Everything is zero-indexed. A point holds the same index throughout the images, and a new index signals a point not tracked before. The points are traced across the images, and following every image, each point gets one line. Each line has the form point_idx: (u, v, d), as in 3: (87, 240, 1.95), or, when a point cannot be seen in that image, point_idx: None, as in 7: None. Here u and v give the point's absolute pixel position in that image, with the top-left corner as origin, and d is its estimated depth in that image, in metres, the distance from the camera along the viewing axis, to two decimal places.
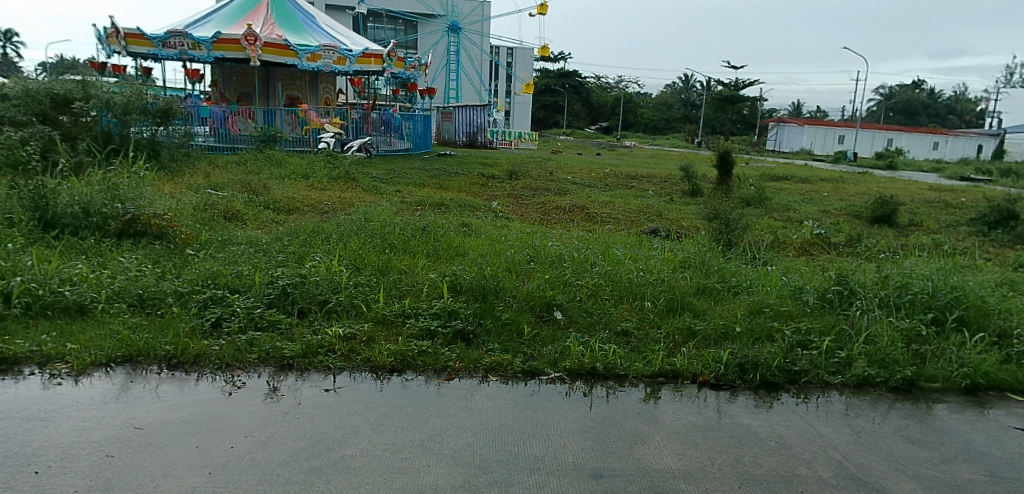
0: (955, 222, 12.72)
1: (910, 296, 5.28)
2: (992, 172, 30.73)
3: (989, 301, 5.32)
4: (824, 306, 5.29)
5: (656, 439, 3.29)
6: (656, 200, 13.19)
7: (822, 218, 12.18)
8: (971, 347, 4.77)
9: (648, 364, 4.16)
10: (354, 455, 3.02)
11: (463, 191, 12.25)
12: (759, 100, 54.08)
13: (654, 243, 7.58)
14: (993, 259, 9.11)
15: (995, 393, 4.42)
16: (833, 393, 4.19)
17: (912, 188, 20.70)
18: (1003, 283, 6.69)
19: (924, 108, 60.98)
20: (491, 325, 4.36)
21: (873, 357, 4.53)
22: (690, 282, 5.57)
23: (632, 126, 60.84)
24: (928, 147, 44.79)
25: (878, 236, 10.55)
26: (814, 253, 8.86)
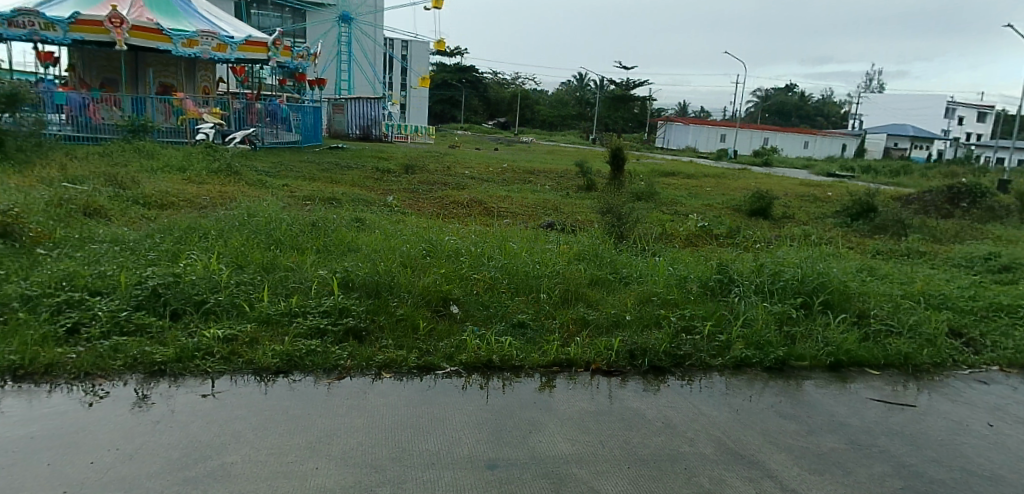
0: (823, 214, 13.77)
1: (782, 282, 5.66)
2: (854, 169, 33.51)
3: (850, 285, 5.79)
4: (706, 293, 5.58)
5: (551, 426, 3.33)
6: (552, 194, 13.43)
7: (706, 211, 12.84)
8: (836, 327, 5.18)
9: (544, 353, 4.21)
10: (233, 462, 2.87)
11: (355, 185, 11.95)
12: (649, 99, 56.24)
13: (549, 236, 7.71)
14: (856, 248, 9.93)
15: (855, 368, 4.83)
16: (714, 374, 4.41)
17: (786, 183, 22.23)
18: (863, 270, 7.29)
19: (796, 109, 65.58)
20: (384, 321, 4.27)
21: (749, 340, 4.83)
22: (585, 274, 5.69)
23: (528, 122, 61.63)
24: (800, 146, 48.14)
25: (755, 227, 11.25)
26: (699, 244, 9.30)
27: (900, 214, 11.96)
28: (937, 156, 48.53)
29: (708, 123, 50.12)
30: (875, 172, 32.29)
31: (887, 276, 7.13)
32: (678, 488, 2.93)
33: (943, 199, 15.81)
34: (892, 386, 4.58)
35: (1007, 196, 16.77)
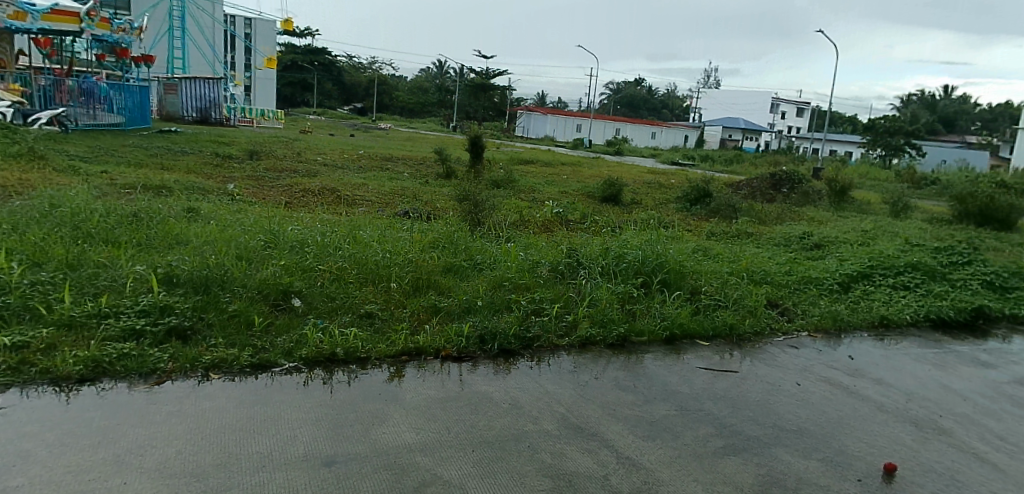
0: (667, 200, 14.71)
1: (626, 264, 5.96)
2: (695, 158, 36.05)
3: (685, 264, 6.23)
4: (556, 277, 5.75)
5: (395, 417, 3.29)
6: (410, 182, 13.26)
7: (561, 198, 13.26)
8: (672, 303, 5.55)
9: (392, 343, 4.15)
10: (20, 486, 2.55)
11: (191, 172, 11.10)
12: (507, 88, 57.10)
13: (403, 224, 7.60)
14: (694, 231, 10.69)
15: (687, 340, 5.21)
16: (561, 354, 4.57)
17: (636, 171, 23.50)
18: (699, 250, 7.87)
19: (644, 102, 69.35)
20: (214, 319, 3.99)
21: (594, 318, 5.05)
22: (438, 261, 5.66)
23: (385, 108, 60.36)
24: (648, 136, 50.93)
25: (606, 213, 11.78)
26: (553, 230, 9.57)
27: (732, 199, 13.03)
28: (764, 146, 53.36)
29: (562, 113, 51.70)
30: (712, 161, 34.93)
31: (719, 255, 7.74)
32: (521, 466, 3.00)
33: (768, 185, 17.44)
34: (720, 355, 4.98)
35: (819, 183, 18.83)
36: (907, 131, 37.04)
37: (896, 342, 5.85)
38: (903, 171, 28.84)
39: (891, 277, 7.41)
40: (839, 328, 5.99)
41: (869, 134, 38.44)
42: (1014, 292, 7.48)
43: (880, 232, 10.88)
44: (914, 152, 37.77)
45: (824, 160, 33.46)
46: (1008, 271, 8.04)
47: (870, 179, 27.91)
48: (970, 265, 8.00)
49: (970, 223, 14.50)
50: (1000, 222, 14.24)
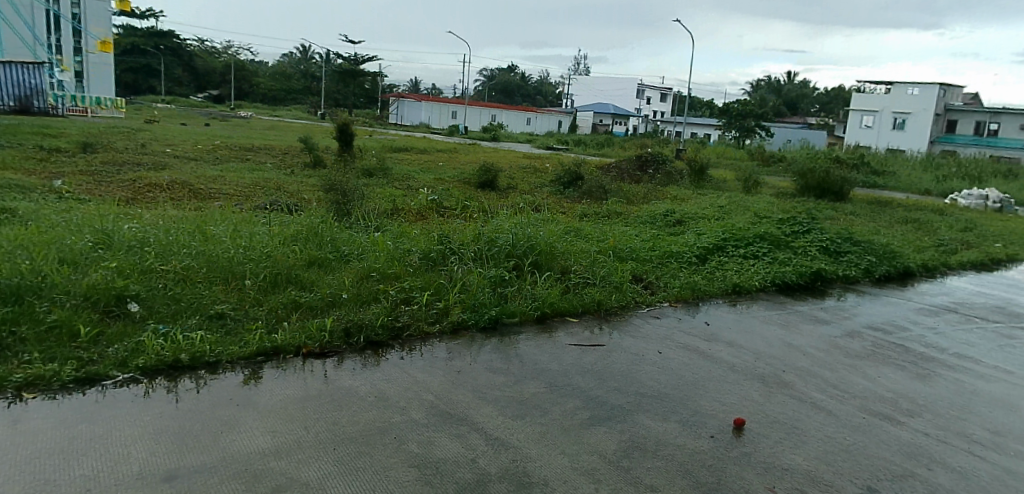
0: (541, 183, 14.97)
1: (497, 248, 5.98)
2: (569, 142, 36.96)
3: (555, 246, 6.34)
4: (427, 264, 5.67)
5: (248, 422, 3.10)
6: (273, 173, 12.60)
7: (435, 185, 13.11)
8: (542, 284, 5.65)
9: (246, 344, 3.91)
10: None
11: (13, 169, 9.90)
12: (377, 74, 55.70)
13: (263, 217, 7.19)
14: (567, 212, 10.94)
15: (558, 318, 5.33)
16: (432, 341, 4.51)
17: (512, 157, 23.75)
18: (570, 231, 8.06)
19: (518, 88, 70.10)
20: (30, 332, 3.58)
21: (466, 303, 5.03)
22: (301, 255, 5.40)
23: (245, 95, 57.00)
24: (523, 122, 51.56)
25: (481, 198, 11.79)
26: (427, 217, 9.46)
27: (601, 181, 13.47)
28: (630, 130, 55.70)
29: (434, 98, 51.22)
30: (583, 145, 35.96)
31: (589, 235, 7.97)
32: (387, 458, 2.93)
33: (634, 167, 18.21)
34: (588, 330, 5.14)
35: (681, 163, 19.92)
36: (756, 114, 39.97)
37: (748, 306, 6.30)
38: (755, 150, 31.12)
39: (742, 248, 7.97)
40: (697, 298, 6.36)
41: (724, 117, 41.14)
42: (846, 256, 8.29)
43: (734, 207, 11.66)
44: (763, 133, 40.88)
45: (685, 142, 35.42)
46: (841, 236, 8.89)
47: (728, 159, 29.90)
48: (809, 234, 8.77)
49: (811, 195, 15.91)
50: (835, 194, 15.74)
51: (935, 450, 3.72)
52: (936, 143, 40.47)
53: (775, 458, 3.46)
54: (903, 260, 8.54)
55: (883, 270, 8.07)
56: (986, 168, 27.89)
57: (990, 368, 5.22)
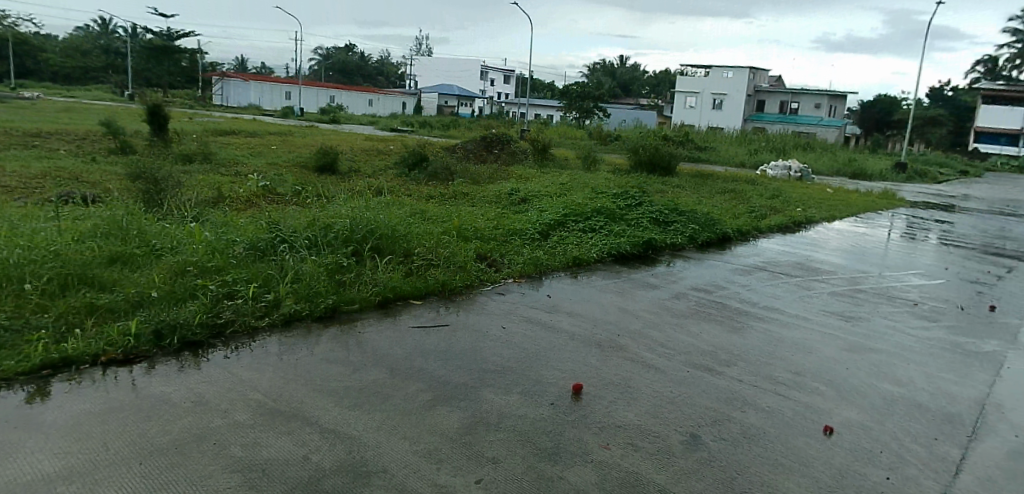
0: (384, 166, 14.60)
1: (333, 233, 5.70)
2: (413, 124, 36.44)
3: (396, 228, 6.16)
4: (255, 255, 5.28)
5: (28, 445, 2.71)
6: (71, 161, 11.18)
7: (267, 170, 12.33)
8: (382, 269, 5.47)
9: (28, 358, 3.42)
10: None
11: None
12: (197, 53, 51.36)
13: (55, 212, 6.34)
14: (411, 194, 10.75)
15: (401, 302, 5.18)
16: (261, 336, 4.20)
17: (353, 139, 22.96)
18: (413, 213, 7.90)
19: (357, 69, 67.76)
20: None
21: (299, 294, 4.74)
22: (100, 252, 4.81)
23: (35, 74, 50.09)
24: (364, 103, 50.08)
25: (319, 182, 11.25)
26: (258, 204, 8.86)
27: (445, 162, 13.38)
28: (473, 111, 56.05)
29: (264, 79, 48.23)
30: (427, 127, 35.62)
31: (432, 216, 7.85)
32: (204, 467, 2.68)
33: (479, 147, 18.27)
34: (431, 311, 5.05)
35: (523, 143, 20.32)
36: (593, 95, 41.77)
37: (587, 277, 6.53)
38: (592, 130, 32.57)
39: (581, 222, 8.25)
40: (541, 272, 6.47)
41: (563, 98, 42.57)
42: (673, 225, 8.86)
43: (575, 184, 12.07)
44: (599, 114, 42.83)
45: (527, 122, 36.22)
46: (669, 208, 9.50)
47: (570, 138, 30.99)
48: (641, 206, 9.29)
49: (642, 171, 16.89)
50: (664, 169, 16.85)
51: (750, 394, 4.07)
52: (749, 121, 44.89)
53: (610, 417, 3.60)
54: (722, 227, 9.30)
55: (706, 237, 8.72)
56: (789, 142, 31.29)
57: (793, 317, 5.82)
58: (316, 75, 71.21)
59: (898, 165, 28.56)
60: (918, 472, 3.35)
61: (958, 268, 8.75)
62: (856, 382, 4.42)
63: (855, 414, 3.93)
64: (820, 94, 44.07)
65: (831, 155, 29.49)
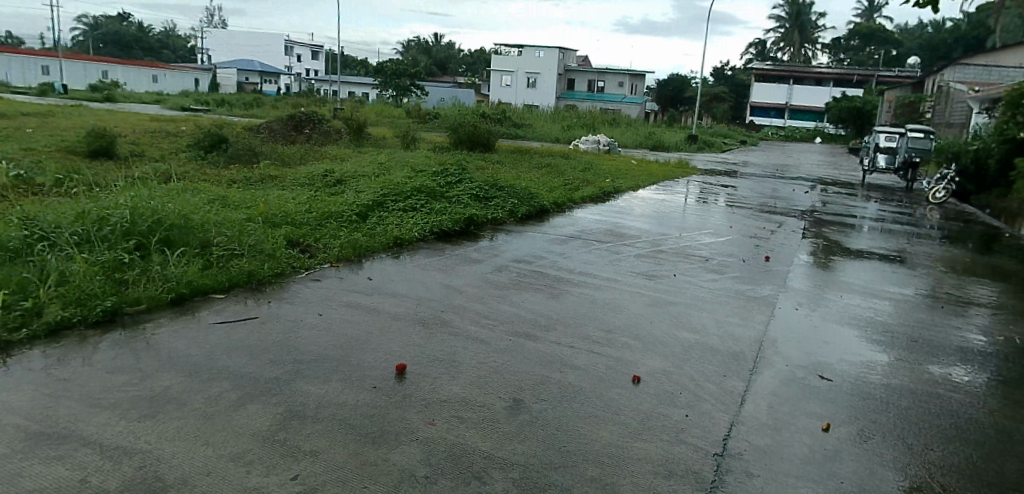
0: (175, 149, 13.28)
1: (110, 227, 5.07)
2: (209, 103, 33.49)
3: (189, 218, 5.62)
4: (7, 257, 4.56)
5: None
6: None
7: (24, 157, 10.68)
8: (174, 263, 4.95)
9: None
10: None
11: None
12: None
13: None
14: (209, 178, 9.88)
15: (200, 298, 4.73)
16: (20, 350, 3.62)
17: (135, 119, 20.57)
18: (212, 200, 7.26)
19: (138, 41, 60.71)
20: None
21: (68, 298, 4.16)
22: None
23: None
24: (148, 80, 45.12)
25: (93, 170, 9.97)
26: (12, 197, 7.64)
27: (249, 144, 12.45)
28: (279, 88, 52.81)
29: (18, 52, 41.61)
30: (228, 106, 32.98)
31: (235, 203, 7.25)
32: None
33: (288, 127, 17.23)
34: (237, 304, 4.68)
35: (337, 122, 19.52)
36: (409, 73, 41.26)
37: (409, 256, 6.42)
38: (410, 109, 32.20)
39: (400, 202, 8.09)
40: (359, 255, 6.24)
41: (376, 75, 41.50)
42: (494, 200, 8.99)
43: (392, 163, 11.84)
44: (417, 92, 42.45)
45: (340, 100, 34.88)
46: (488, 183, 9.63)
47: (385, 117, 30.34)
48: (460, 184, 9.32)
49: (462, 148, 16.99)
50: (484, 146, 17.09)
51: (567, 355, 4.24)
52: (562, 99, 47.05)
53: (434, 393, 3.57)
54: (540, 200, 9.61)
55: (525, 210, 8.95)
56: (597, 117, 33.21)
57: (605, 280, 6.16)
58: (88, 49, 62.86)
59: (692, 137, 31.45)
60: (711, 407, 3.70)
61: (742, 226, 9.81)
62: (660, 334, 4.78)
63: (659, 362, 4.25)
64: (623, 74, 47.30)
65: (634, 129, 31.75)
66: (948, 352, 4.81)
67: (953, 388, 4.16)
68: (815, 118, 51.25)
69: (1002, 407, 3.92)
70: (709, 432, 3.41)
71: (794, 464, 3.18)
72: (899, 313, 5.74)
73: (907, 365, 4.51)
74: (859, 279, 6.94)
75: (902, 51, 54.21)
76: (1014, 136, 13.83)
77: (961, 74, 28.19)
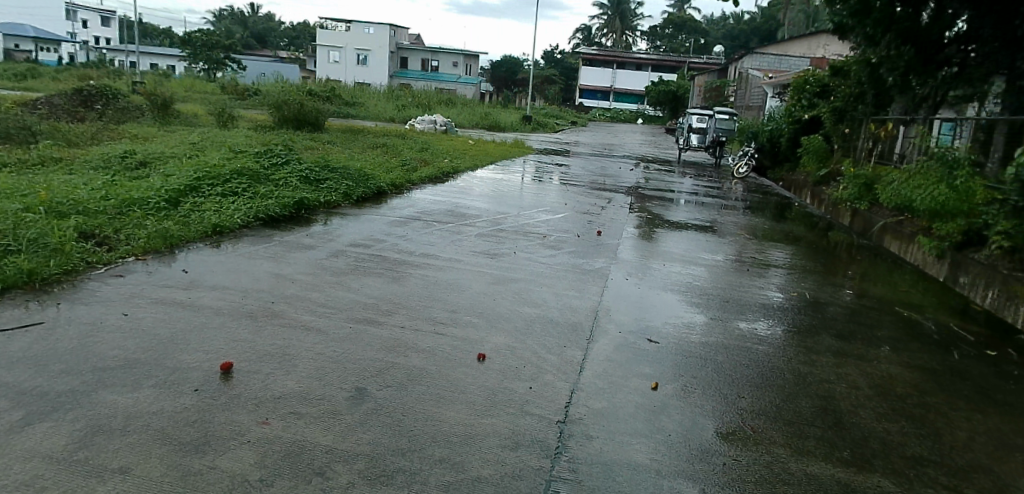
0: None
1: None
2: None
3: None
4: None
5: None
6: None
7: None
8: None
9: None
10: None
11: None
12: None
13: None
14: None
15: None
16: None
17: None
18: None
19: None
20: None
21: None
22: None
23: None
24: None
25: None
26: None
27: (22, 120, 10.82)
28: (65, 59, 46.71)
29: None
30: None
31: (7, 190, 6.28)
32: None
33: (75, 102, 15.23)
34: (17, 309, 4.05)
35: (137, 98, 17.65)
36: (222, 46, 38.36)
37: (232, 244, 5.93)
38: (227, 84, 29.85)
39: (218, 186, 7.48)
40: (171, 246, 5.66)
41: (184, 47, 38.10)
42: (326, 183, 8.59)
43: (206, 143, 10.93)
44: (233, 67, 39.63)
45: (141, 74, 31.60)
46: (319, 165, 9.18)
47: (194, 92, 28.02)
48: (287, 166, 8.79)
49: (288, 127, 16.08)
50: (312, 125, 16.31)
51: (411, 339, 4.14)
52: (395, 78, 46.17)
53: (267, 390, 3.31)
54: (375, 181, 9.32)
55: (360, 192, 8.64)
56: (432, 97, 32.91)
57: (447, 260, 6.10)
58: None
59: (525, 118, 32.21)
60: (553, 377, 3.78)
61: (576, 203, 10.19)
62: (503, 311, 4.81)
63: (502, 338, 4.28)
64: (457, 53, 47.66)
65: (469, 110, 31.89)
66: (754, 309, 5.31)
67: (758, 341, 4.60)
68: (637, 101, 54.68)
69: (798, 353, 4.40)
70: (552, 402, 3.48)
71: (629, 423, 3.33)
72: (714, 277, 6.25)
73: (721, 324, 4.91)
74: (679, 248, 7.48)
75: (709, 40, 59.30)
76: (800, 117, 15.51)
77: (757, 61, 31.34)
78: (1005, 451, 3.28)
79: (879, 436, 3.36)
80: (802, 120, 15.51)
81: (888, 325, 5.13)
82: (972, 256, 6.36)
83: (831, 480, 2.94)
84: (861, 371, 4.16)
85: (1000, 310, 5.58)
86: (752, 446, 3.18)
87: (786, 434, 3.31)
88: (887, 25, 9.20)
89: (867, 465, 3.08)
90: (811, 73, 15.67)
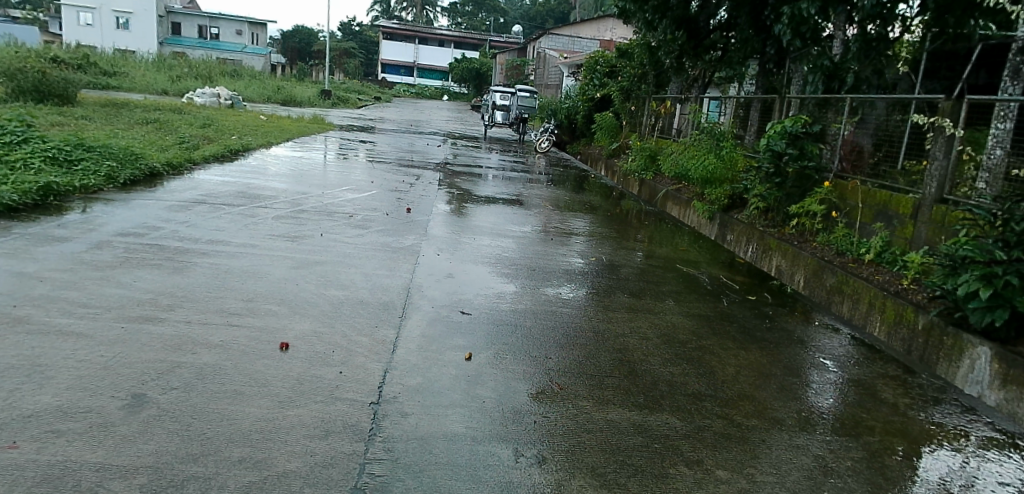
0: None
1: None
2: None
3: None
4: None
5: None
6: None
7: None
8: None
9: None
10: None
11: None
12: None
13: None
14: None
15: None
16: None
17: None
18: None
19: None
20: None
21: None
22: None
23: None
24: None
25: None
26: None
27: None
28: None
29: None
30: None
31: None
32: None
33: None
34: None
35: None
36: None
37: None
38: None
39: None
40: None
41: None
42: (80, 164, 7.50)
43: None
44: None
45: None
46: (70, 145, 7.99)
47: None
48: (24, 147, 7.56)
49: (28, 100, 13.80)
50: (58, 97, 14.19)
51: (199, 334, 3.75)
52: (167, 46, 41.68)
53: (12, 411, 2.80)
54: (146, 161, 8.33)
55: (127, 174, 7.67)
56: (213, 69, 30.12)
57: (240, 246, 5.63)
58: None
59: (322, 92, 30.78)
60: (365, 359, 3.64)
61: (382, 181, 9.95)
62: (306, 295, 4.54)
63: (308, 324, 4.04)
64: (240, 21, 44.49)
65: (257, 82, 29.79)
66: (557, 275, 5.54)
67: (561, 304, 4.80)
68: (441, 77, 54.68)
69: (598, 312, 4.67)
70: (364, 384, 3.35)
71: (440, 394, 3.30)
72: (520, 248, 6.43)
73: (528, 292, 5.05)
74: (487, 222, 7.61)
75: (507, 20, 60.69)
76: (593, 96, 16.42)
77: (552, 42, 32.65)
78: (764, 380, 3.74)
79: (666, 379, 3.66)
80: (595, 98, 16.45)
81: (671, 280, 5.63)
82: (735, 216, 7.18)
83: (627, 423, 3.15)
84: (650, 323, 4.52)
85: (758, 261, 6.37)
86: (558, 402, 3.31)
87: (587, 386, 3.49)
88: (662, 11, 9.83)
89: (656, 406, 3.34)
90: (600, 54, 16.70)
